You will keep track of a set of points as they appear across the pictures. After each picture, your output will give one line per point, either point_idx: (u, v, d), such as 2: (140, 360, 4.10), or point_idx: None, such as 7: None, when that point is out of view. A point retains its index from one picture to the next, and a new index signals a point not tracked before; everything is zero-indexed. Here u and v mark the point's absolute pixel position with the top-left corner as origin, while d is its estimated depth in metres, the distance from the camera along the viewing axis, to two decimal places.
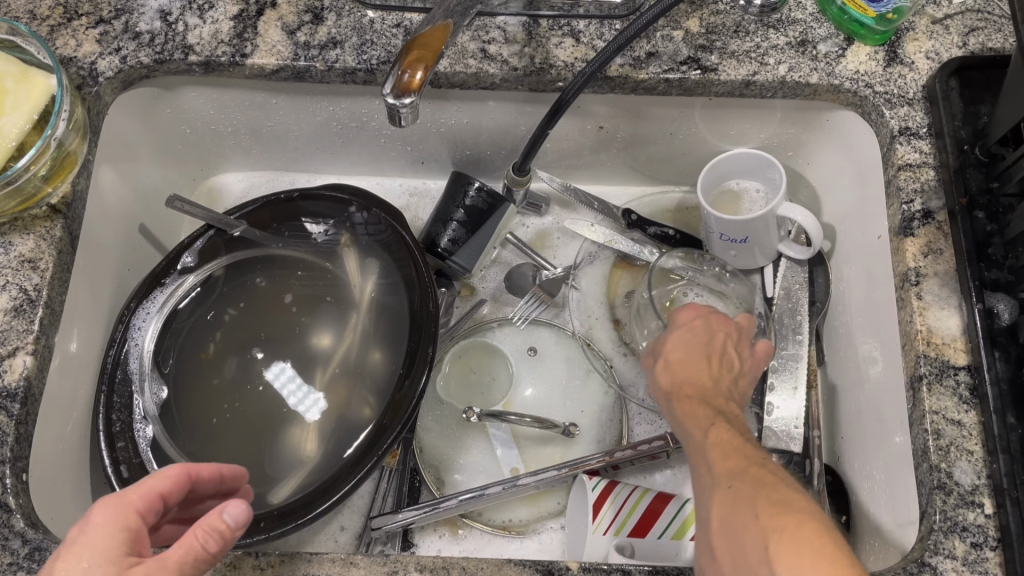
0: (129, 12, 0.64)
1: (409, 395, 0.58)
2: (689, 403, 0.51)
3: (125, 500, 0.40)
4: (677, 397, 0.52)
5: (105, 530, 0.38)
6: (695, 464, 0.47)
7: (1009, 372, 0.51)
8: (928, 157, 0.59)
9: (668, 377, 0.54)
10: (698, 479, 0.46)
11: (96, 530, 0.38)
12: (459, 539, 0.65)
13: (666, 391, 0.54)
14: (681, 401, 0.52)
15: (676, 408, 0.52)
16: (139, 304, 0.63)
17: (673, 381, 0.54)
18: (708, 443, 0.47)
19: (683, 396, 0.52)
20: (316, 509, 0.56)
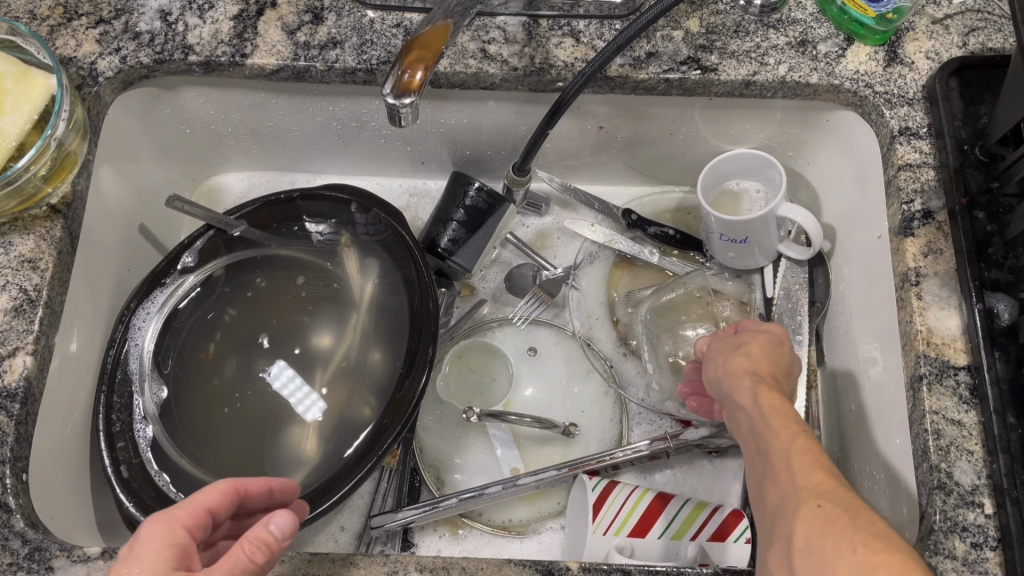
0: (129, 12, 0.64)
1: (408, 395, 0.58)
2: (770, 398, 0.45)
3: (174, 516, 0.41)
4: (751, 389, 0.47)
5: (156, 544, 0.39)
6: (769, 467, 0.43)
7: (1009, 372, 0.51)
8: (928, 157, 0.59)
9: (742, 368, 0.48)
10: (771, 489, 0.42)
11: (147, 544, 0.39)
12: (459, 540, 0.65)
13: (733, 382, 0.48)
14: (758, 394, 0.46)
15: (749, 401, 0.46)
16: (139, 304, 0.63)
17: (748, 373, 0.48)
18: (794, 450, 0.42)
19: (760, 389, 0.46)
20: (318, 508, 0.55)
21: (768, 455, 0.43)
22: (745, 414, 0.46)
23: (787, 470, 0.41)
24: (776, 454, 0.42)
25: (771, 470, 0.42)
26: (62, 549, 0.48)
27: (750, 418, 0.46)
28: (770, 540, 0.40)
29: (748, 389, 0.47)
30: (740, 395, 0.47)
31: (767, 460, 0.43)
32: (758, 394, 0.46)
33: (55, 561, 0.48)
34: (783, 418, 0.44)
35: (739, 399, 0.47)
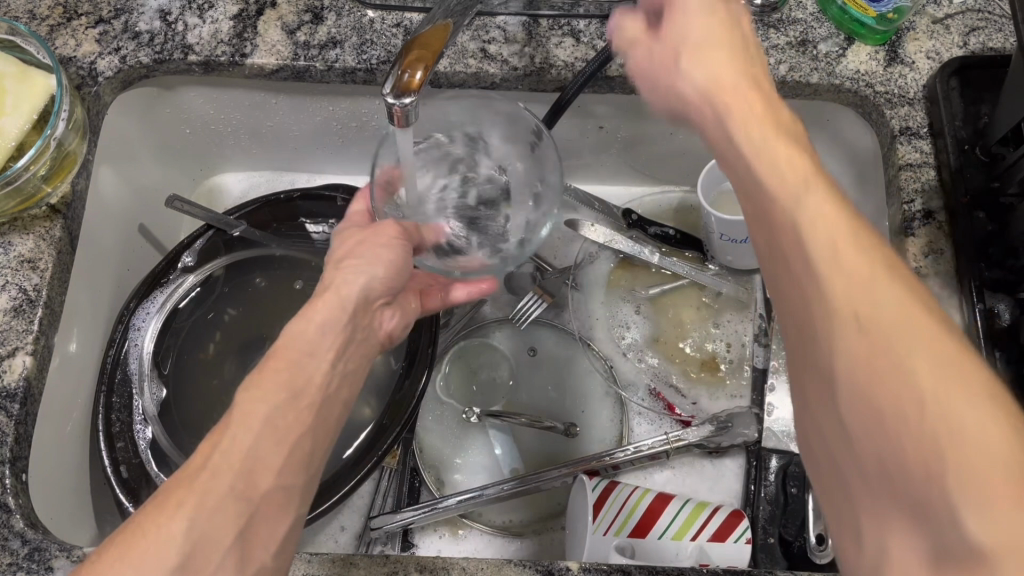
0: (128, 12, 0.64)
1: (409, 394, 0.61)
2: (797, 163, 0.32)
3: (363, 229, 0.50)
4: (812, 229, 0.29)
5: (377, 243, 0.49)
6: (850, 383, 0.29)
7: (1010, 372, 0.50)
8: (929, 156, 0.58)
9: (830, 195, 0.30)
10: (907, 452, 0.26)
11: (370, 243, 0.49)
12: (458, 540, 0.65)
13: (794, 161, 0.32)
14: (740, 90, 0.36)
15: (810, 205, 0.30)
16: (139, 304, 0.62)
17: (783, 206, 0.31)
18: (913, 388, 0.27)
19: (760, 164, 0.32)
20: (317, 508, 0.57)
21: (897, 320, 0.27)
22: (784, 249, 0.31)
23: (927, 364, 0.26)
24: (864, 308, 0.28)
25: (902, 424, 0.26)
26: (61, 549, 0.48)
27: (848, 252, 0.29)
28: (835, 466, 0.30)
29: (742, 90, 0.36)
30: (744, 172, 0.33)
31: (823, 428, 0.30)
32: (922, 355, 0.26)
33: (54, 562, 0.47)
34: (925, 314, 0.27)
35: (761, 216, 0.32)
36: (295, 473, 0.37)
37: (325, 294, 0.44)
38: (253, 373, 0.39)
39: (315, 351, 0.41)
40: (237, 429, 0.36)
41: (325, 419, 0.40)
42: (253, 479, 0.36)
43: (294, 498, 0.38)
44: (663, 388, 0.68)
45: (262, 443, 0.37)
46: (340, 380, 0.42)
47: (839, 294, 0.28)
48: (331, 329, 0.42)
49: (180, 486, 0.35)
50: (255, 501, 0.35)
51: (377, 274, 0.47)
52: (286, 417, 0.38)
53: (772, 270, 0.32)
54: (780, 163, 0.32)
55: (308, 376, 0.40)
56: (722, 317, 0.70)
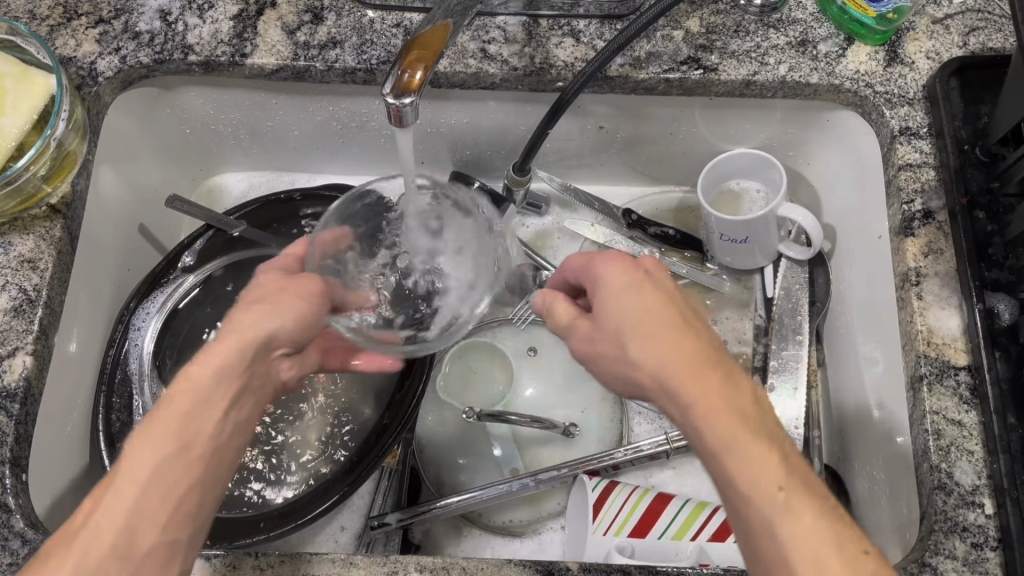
0: (128, 12, 0.64)
1: (409, 392, 0.61)
2: (696, 351, 0.39)
3: (283, 277, 0.50)
4: (741, 442, 0.36)
5: (294, 294, 0.47)
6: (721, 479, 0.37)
7: (1009, 373, 0.51)
8: (929, 157, 0.59)
9: (730, 371, 0.39)
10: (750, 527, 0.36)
11: (287, 292, 0.47)
12: (459, 539, 0.65)
13: (682, 357, 0.39)
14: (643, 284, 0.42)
15: (713, 384, 0.38)
16: (139, 304, 0.62)
17: (712, 399, 0.38)
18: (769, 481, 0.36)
19: (694, 380, 0.38)
20: (317, 509, 0.57)
21: (795, 476, 0.36)
22: (741, 452, 0.36)
23: (798, 509, 0.35)
24: (718, 423, 0.37)
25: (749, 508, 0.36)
26: None
27: (763, 429, 0.37)
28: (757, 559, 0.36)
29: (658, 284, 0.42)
30: (682, 397, 0.38)
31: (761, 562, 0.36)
32: (744, 449, 0.36)
33: None
34: (733, 415, 0.37)
35: (693, 425, 0.38)
36: (175, 531, 0.39)
37: (228, 335, 0.44)
38: (144, 422, 0.40)
39: (210, 402, 0.42)
40: (117, 490, 0.38)
41: (210, 475, 0.41)
42: (133, 540, 0.38)
43: (177, 553, 0.39)
44: None
45: (144, 502, 0.38)
46: (232, 429, 0.43)
47: (768, 464, 0.36)
48: (219, 382, 0.42)
49: (58, 547, 0.37)
50: (133, 561, 0.37)
51: (291, 323, 0.46)
52: (173, 475, 0.39)
53: (700, 451, 0.38)
54: (675, 355, 0.39)
55: (199, 430, 0.41)
56: (721, 318, 0.70)
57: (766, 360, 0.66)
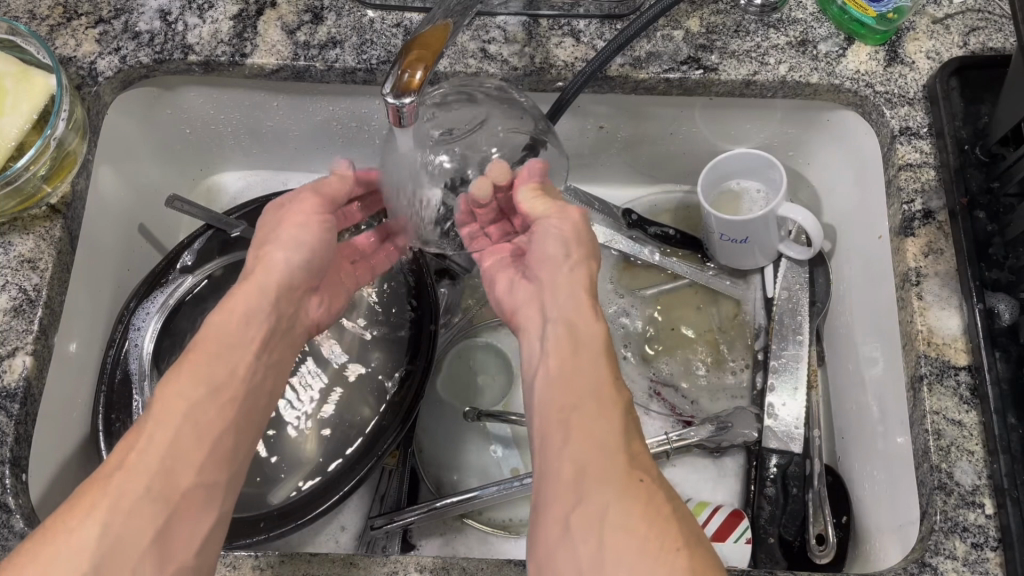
0: (128, 12, 0.64)
1: (407, 396, 0.61)
2: (595, 346, 0.46)
3: (292, 207, 0.52)
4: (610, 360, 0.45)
5: (296, 227, 0.51)
6: (577, 377, 0.44)
7: (1010, 372, 0.50)
8: (929, 157, 0.59)
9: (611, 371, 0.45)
10: (592, 417, 0.42)
11: (289, 224, 0.51)
12: (457, 537, 0.65)
13: (585, 340, 0.46)
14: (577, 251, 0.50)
15: (592, 368, 0.44)
16: (139, 304, 0.62)
17: (578, 333, 0.46)
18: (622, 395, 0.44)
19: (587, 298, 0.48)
20: (318, 508, 0.57)
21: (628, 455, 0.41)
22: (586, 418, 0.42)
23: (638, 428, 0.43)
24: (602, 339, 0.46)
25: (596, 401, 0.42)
26: None
27: (621, 419, 0.42)
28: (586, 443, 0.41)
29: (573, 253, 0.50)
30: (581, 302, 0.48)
31: (594, 446, 0.41)
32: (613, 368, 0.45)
33: None
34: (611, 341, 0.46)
35: (580, 327, 0.46)
36: (212, 471, 0.42)
37: (246, 284, 0.48)
38: (175, 369, 0.44)
39: (237, 346, 0.46)
40: (154, 432, 0.41)
41: (246, 411, 0.45)
42: (172, 479, 0.40)
43: (213, 493, 0.42)
44: (664, 389, 0.68)
45: (183, 435, 0.41)
46: (262, 371, 0.47)
47: (609, 435, 0.41)
48: (242, 329, 0.46)
49: (94, 486, 0.38)
50: (175, 499, 0.39)
51: (296, 259, 0.50)
52: (208, 414, 0.43)
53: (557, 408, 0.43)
54: (585, 349, 0.45)
55: (229, 371, 0.45)
56: (721, 318, 0.70)
57: (766, 360, 0.66)
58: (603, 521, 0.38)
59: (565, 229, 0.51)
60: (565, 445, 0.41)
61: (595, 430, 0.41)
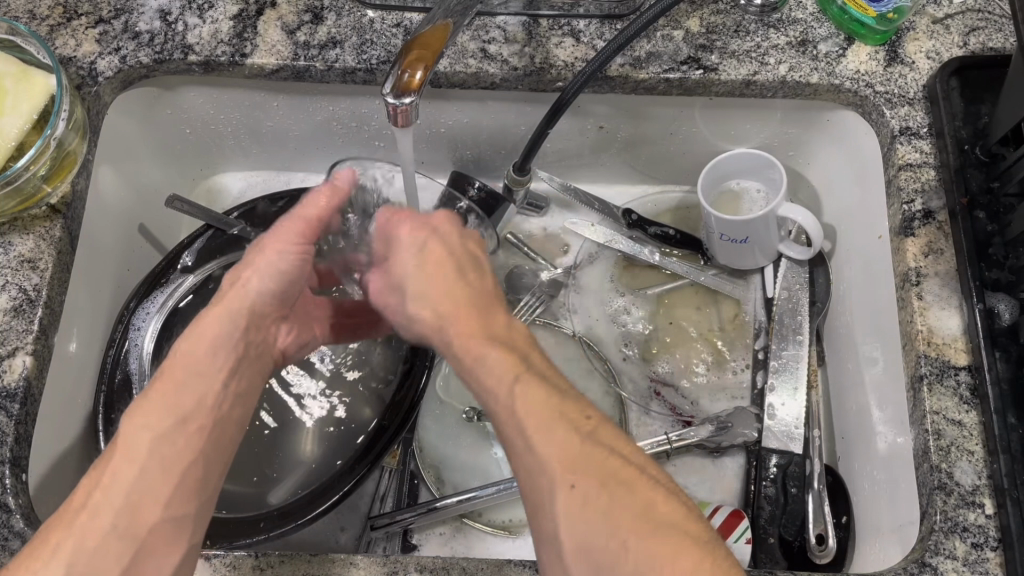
0: (128, 12, 0.64)
1: (405, 399, 0.61)
2: (526, 377, 0.40)
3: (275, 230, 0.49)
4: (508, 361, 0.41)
5: (274, 254, 0.48)
6: (490, 404, 0.41)
7: (1010, 373, 0.50)
8: (929, 157, 0.59)
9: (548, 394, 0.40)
10: (517, 444, 0.40)
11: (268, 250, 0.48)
12: (456, 537, 0.65)
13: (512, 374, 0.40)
14: (448, 270, 0.45)
15: (496, 389, 0.40)
16: (139, 304, 0.63)
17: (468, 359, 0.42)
18: (531, 398, 0.39)
19: (467, 309, 0.44)
20: (318, 508, 0.57)
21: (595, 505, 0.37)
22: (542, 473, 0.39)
23: (560, 423, 0.39)
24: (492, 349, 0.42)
25: (515, 425, 0.39)
26: None
27: (573, 455, 0.38)
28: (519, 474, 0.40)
29: (455, 276, 0.45)
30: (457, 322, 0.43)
31: (529, 473, 0.39)
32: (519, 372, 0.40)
33: None
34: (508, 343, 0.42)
35: (463, 352, 0.42)
36: (181, 503, 0.40)
37: (215, 309, 0.46)
38: (142, 398, 0.43)
39: (206, 373, 0.44)
40: (115, 469, 0.40)
41: (216, 439, 0.43)
42: (136, 516, 0.39)
43: (183, 526, 0.41)
44: (664, 388, 0.68)
45: (148, 470, 0.40)
46: (233, 399, 0.45)
47: (563, 492, 0.38)
48: (209, 357, 0.44)
49: (61, 523, 0.39)
50: (140, 536, 0.39)
51: (271, 287, 0.47)
52: (175, 447, 0.41)
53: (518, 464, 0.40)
54: (515, 391, 0.40)
55: (197, 399, 0.43)
56: (721, 318, 0.70)
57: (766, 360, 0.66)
58: (562, 549, 0.37)
59: (432, 246, 0.46)
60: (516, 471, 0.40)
61: (523, 458, 0.39)
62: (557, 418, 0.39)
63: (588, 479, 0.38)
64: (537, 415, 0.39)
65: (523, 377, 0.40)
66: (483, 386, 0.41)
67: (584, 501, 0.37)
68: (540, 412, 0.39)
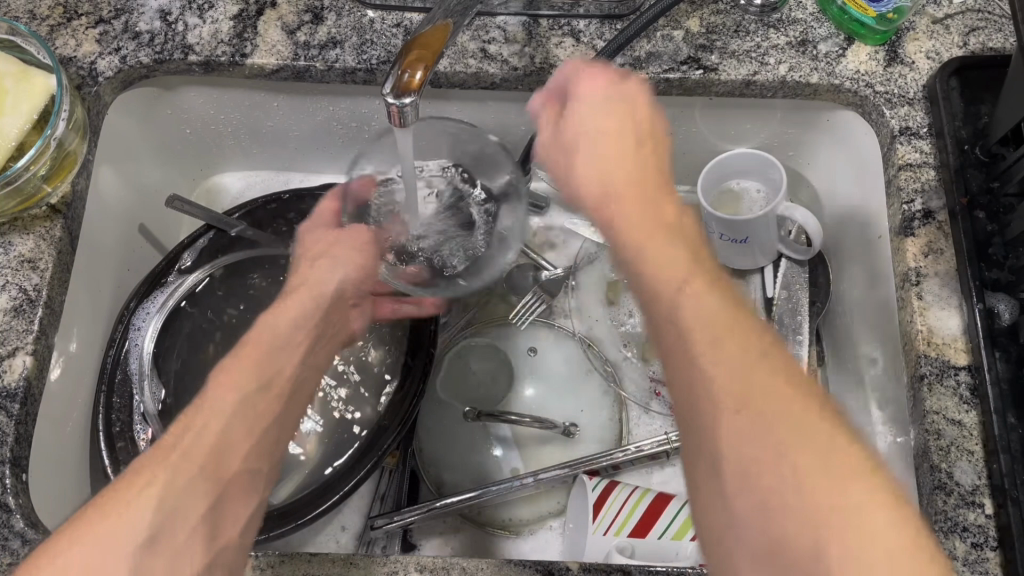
0: (128, 12, 0.64)
1: (408, 394, 0.61)
2: (725, 303, 0.37)
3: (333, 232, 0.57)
4: (717, 313, 0.37)
5: (346, 249, 0.55)
6: (686, 366, 0.37)
7: (1010, 373, 0.50)
8: (929, 157, 0.59)
9: (730, 320, 0.37)
10: (734, 418, 0.35)
11: (338, 245, 0.55)
12: (454, 537, 0.65)
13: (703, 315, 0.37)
14: (643, 199, 0.42)
15: (733, 357, 0.35)
16: (139, 304, 0.63)
17: (687, 323, 0.37)
18: (737, 359, 0.35)
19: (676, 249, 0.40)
20: (319, 508, 0.58)
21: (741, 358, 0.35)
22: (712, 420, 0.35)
23: (774, 401, 0.34)
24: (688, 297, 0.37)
25: (731, 398, 0.35)
26: None
27: (747, 379, 0.35)
28: (700, 446, 0.36)
29: (656, 200, 0.43)
30: (661, 255, 0.39)
31: (719, 445, 0.35)
32: (726, 341, 0.36)
33: None
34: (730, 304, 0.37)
35: (673, 300, 0.38)
36: (256, 459, 0.43)
37: (295, 297, 0.52)
38: (228, 365, 0.45)
39: (287, 347, 0.48)
40: (208, 416, 0.41)
41: (286, 412, 0.46)
42: (225, 461, 0.41)
43: (255, 480, 0.43)
44: (664, 388, 0.68)
45: (236, 420, 0.42)
46: (304, 376, 0.49)
47: (741, 464, 0.34)
48: (291, 337, 0.49)
49: (155, 462, 0.39)
50: (224, 482, 0.40)
51: (351, 276, 0.54)
52: (258, 407, 0.44)
53: (676, 364, 0.37)
54: (722, 353, 0.36)
55: (278, 369, 0.46)
56: None
57: None
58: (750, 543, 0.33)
59: (604, 124, 0.45)
60: (694, 442, 0.36)
61: (714, 422, 0.35)
62: (777, 392, 0.35)
63: (795, 463, 0.33)
64: (735, 385, 0.35)
65: (735, 339, 0.36)
66: (677, 319, 0.37)
67: (784, 487, 0.33)
68: (750, 385, 0.35)
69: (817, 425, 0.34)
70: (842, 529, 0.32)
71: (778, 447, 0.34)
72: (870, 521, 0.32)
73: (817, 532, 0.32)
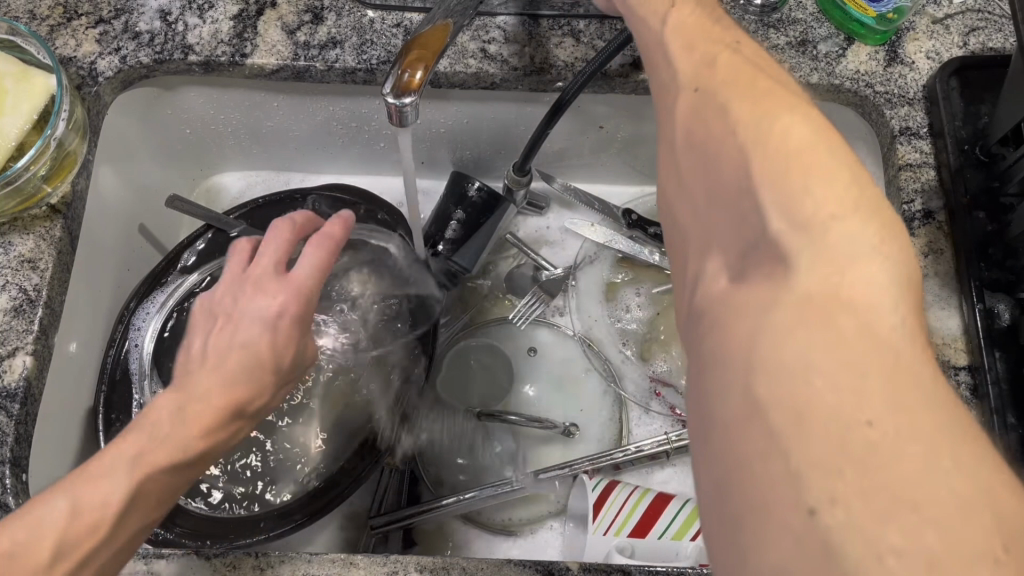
0: (128, 12, 0.64)
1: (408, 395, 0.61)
2: (742, 63, 0.32)
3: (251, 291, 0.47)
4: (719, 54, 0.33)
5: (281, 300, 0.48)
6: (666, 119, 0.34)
7: (1010, 373, 0.50)
8: (929, 156, 0.59)
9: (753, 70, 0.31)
10: (708, 128, 0.31)
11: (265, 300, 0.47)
12: (453, 535, 0.65)
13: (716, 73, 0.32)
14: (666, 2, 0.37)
15: (717, 76, 0.32)
16: (139, 304, 0.62)
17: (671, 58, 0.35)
18: (725, 78, 0.31)
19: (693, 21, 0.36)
20: (319, 509, 0.57)
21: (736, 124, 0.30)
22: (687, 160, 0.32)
23: (750, 97, 0.30)
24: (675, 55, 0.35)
25: (706, 116, 0.31)
26: None
27: (730, 79, 0.31)
28: (683, 184, 0.32)
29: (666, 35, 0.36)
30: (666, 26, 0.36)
31: (704, 161, 0.31)
32: (717, 65, 0.32)
33: None
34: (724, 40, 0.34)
35: (667, 54, 0.35)
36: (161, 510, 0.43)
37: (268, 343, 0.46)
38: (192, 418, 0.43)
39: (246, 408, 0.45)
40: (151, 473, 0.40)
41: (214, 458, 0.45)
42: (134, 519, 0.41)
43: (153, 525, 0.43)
44: (664, 386, 0.68)
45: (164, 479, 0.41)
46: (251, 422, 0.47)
47: (712, 174, 0.30)
48: (197, 420, 0.43)
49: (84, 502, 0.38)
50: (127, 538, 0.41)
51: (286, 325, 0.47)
52: (191, 464, 0.43)
53: (660, 137, 0.35)
54: (710, 72, 0.32)
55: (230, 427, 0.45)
56: None
57: None
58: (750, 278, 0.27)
59: None
60: (668, 140, 0.34)
61: (691, 145, 0.32)
62: (765, 92, 0.30)
63: (777, 155, 0.27)
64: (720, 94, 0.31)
65: (723, 66, 0.32)
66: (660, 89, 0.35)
67: (772, 177, 0.27)
68: (734, 85, 0.31)
69: (796, 141, 0.27)
70: (798, 252, 0.26)
71: (758, 138, 0.28)
72: (837, 243, 0.25)
73: (776, 264, 0.26)
